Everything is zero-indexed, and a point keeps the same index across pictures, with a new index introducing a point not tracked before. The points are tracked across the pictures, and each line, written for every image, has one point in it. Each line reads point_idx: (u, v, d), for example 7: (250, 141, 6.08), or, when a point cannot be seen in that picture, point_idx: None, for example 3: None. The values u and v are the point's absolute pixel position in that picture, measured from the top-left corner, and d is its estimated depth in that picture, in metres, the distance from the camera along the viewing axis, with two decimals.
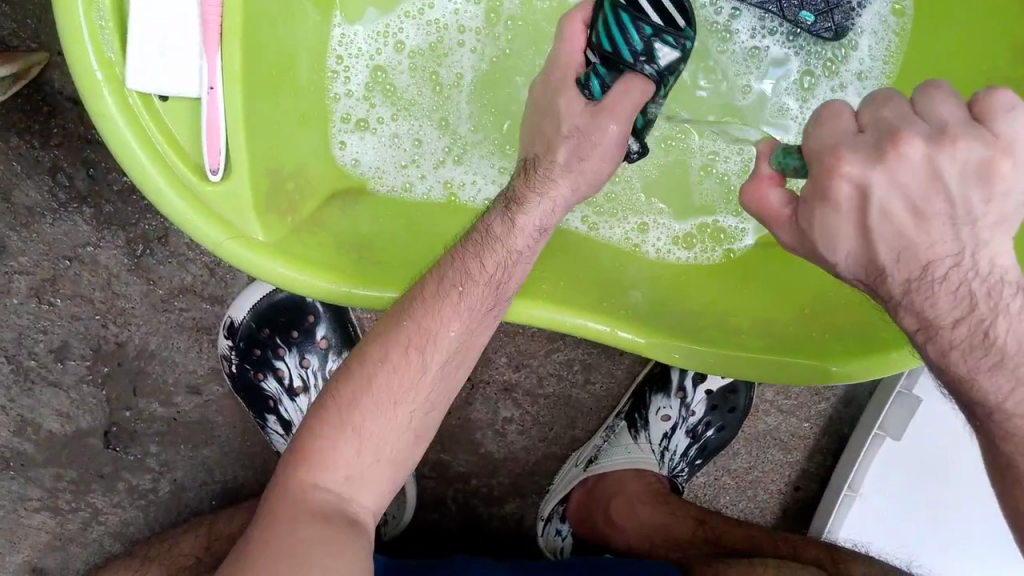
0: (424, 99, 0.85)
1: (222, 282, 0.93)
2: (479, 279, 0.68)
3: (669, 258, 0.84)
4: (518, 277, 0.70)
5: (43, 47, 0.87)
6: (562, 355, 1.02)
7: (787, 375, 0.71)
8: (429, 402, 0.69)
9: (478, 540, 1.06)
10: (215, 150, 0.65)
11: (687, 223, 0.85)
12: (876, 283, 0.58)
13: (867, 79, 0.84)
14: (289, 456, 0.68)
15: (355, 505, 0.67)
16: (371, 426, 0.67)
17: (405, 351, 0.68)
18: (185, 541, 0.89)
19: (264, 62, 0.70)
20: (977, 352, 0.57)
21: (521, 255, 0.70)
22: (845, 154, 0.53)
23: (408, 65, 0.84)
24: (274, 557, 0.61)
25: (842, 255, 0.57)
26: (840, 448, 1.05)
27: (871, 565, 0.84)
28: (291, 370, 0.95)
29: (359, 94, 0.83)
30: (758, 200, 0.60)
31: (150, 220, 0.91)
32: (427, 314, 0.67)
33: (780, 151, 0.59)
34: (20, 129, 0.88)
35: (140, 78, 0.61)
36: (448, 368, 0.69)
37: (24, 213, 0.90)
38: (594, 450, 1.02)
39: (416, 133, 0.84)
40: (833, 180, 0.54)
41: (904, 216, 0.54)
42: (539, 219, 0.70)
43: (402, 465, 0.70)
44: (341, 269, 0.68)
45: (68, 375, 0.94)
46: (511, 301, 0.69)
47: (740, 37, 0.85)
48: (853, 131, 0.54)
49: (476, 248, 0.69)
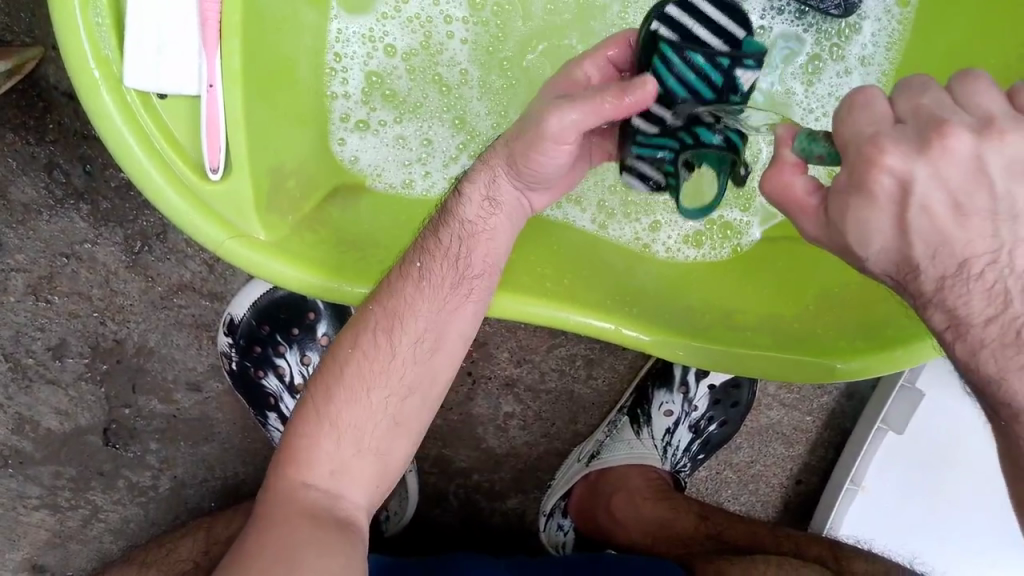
0: (431, 100, 0.84)
1: (221, 279, 0.92)
2: (439, 257, 0.68)
3: (679, 257, 0.83)
4: (486, 256, 0.69)
5: (37, 41, 0.86)
6: (564, 350, 1.02)
7: (791, 372, 0.71)
8: (403, 388, 0.68)
9: (480, 535, 1.06)
10: (215, 147, 0.63)
11: (696, 221, 0.83)
12: (906, 278, 0.52)
13: (871, 66, 0.83)
14: (279, 456, 0.68)
15: (345, 501, 0.67)
16: (347, 416, 0.67)
17: (373, 335, 0.68)
18: (183, 545, 0.88)
19: (263, 58, 0.69)
20: (1010, 349, 0.52)
21: (484, 231, 0.69)
22: (886, 144, 0.47)
23: (404, 68, 0.84)
24: (268, 553, 0.61)
25: (874, 250, 0.51)
26: (842, 441, 1.05)
27: (872, 563, 0.84)
28: (291, 368, 0.94)
29: (357, 97, 0.82)
30: (781, 188, 0.53)
31: (148, 217, 0.90)
32: (391, 296, 0.68)
33: (803, 135, 0.52)
34: (15, 124, 0.87)
35: (137, 75, 0.59)
36: (421, 351, 0.68)
37: (20, 209, 0.89)
38: (596, 445, 1.02)
39: (426, 132, 0.84)
40: (873, 173, 0.47)
41: (944, 212, 0.48)
42: (505, 204, 0.69)
43: (387, 456, 0.69)
44: (329, 260, 0.67)
45: (67, 373, 0.93)
46: (480, 279, 0.68)
47: (750, 15, 0.83)
48: (890, 120, 0.48)
49: (433, 228, 0.70)
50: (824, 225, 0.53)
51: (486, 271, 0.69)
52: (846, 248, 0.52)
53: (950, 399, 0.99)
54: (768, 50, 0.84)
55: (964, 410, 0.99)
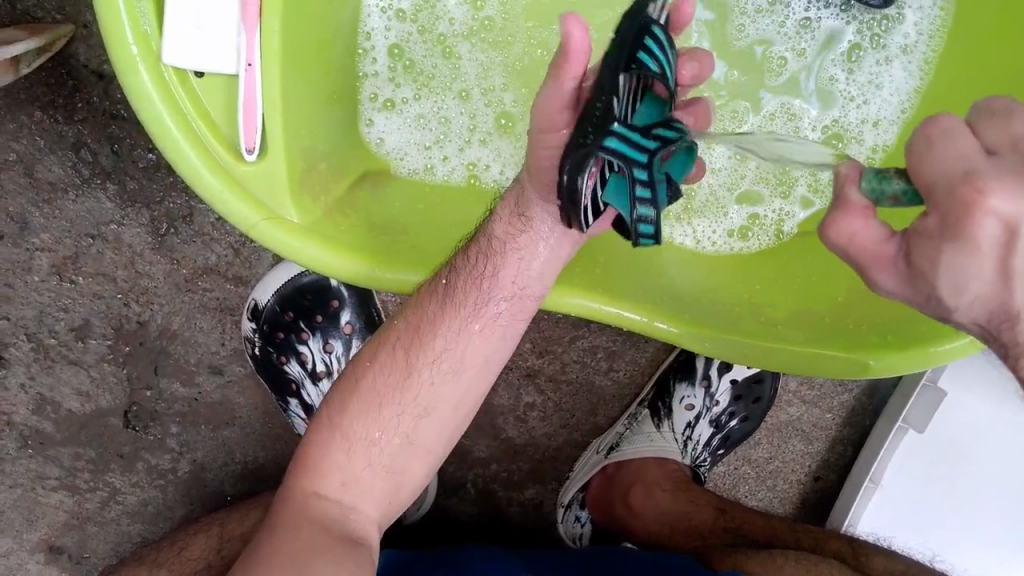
0: (443, 74, 0.83)
1: (247, 263, 0.92)
2: (465, 275, 0.67)
3: (727, 250, 0.84)
4: (516, 277, 0.68)
5: (68, 18, 0.85)
6: (586, 342, 1.02)
7: (828, 370, 0.70)
8: (420, 408, 0.68)
9: (498, 525, 1.05)
10: (252, 128, 0.63)
11: (740, 214, 0.85)
12: (999, 329, 0.50)
13: (913, 54, 0.82)
14: (294, 466, 0.69)
15: (358, 513, 0.66)
16: (360, 429, 0.67)
17: (393, 351, 0.69)
18: (195, 544, 0.85)
19: (305, 33, 0.68)
20: None
21: (513, 249, 0.67)
22: (986, 185, 0.44)
23: (416, 32, 0.82)
24: (281, 558, 0.60)
25: (966, 300, 0.48)
26: (862, 438, 1.04)
27: (892, 560, 0.83)
28: (314, 355, 0.95)
29: (384, 75, 0.82)
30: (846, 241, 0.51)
31: (175, 199, 0.90)
32: (417, 313, 0.68)
33: (872, 174, 0.51)
34: (43, 103, 0.87)
35: (177, 54, 0.59)
36: (441, 372, 0.68)
37: (47, 188, 0.89)
38: (617, 437, 1.02)
39: (438, 108, 0.83)
40: (974, 218, 0.44)
41: None
42: (538, 222, 0.67)
43: (402, 473, 0.68)
44: (360, 251, 0.67)
45: (89, 354, 0.93)
46: (508, 301, 0.69)
47: (793, 7, 0.83)
48: (989, 152, 0.46)
49: (463, 247, 0.68)
50: (906, 277, 0.50)
51: (514, 293, 0.68)
52: (933, 299, 0.49)
53: (972, 398, 0.99)
54: (812, 45, 0.84)
55: (984, 407, 0.99)
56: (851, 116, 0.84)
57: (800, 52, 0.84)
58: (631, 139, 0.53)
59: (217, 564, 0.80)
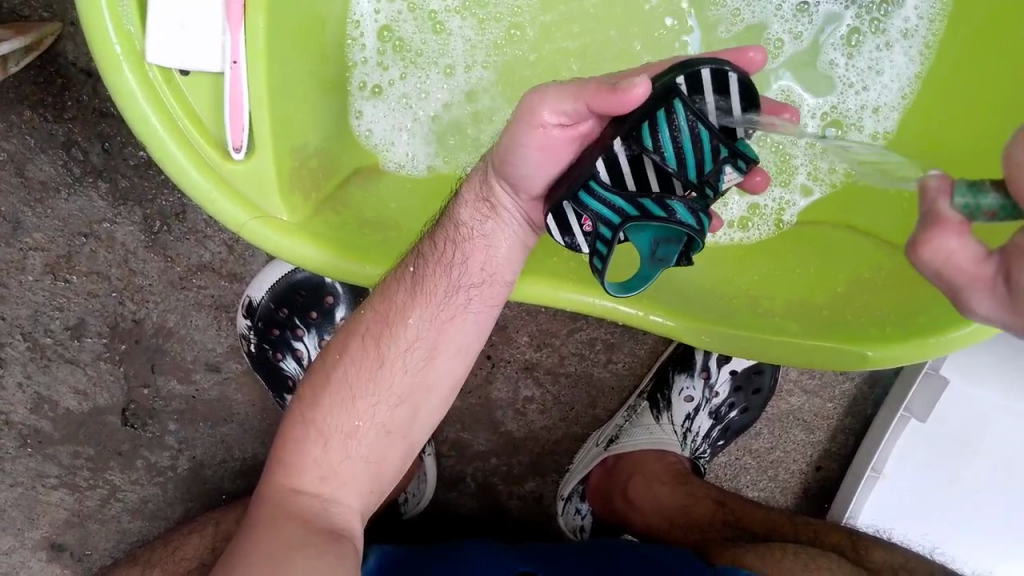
0: (431, 47, 0.82)
1: (241, 260, 0.91)
2: (433, 262, 0.66)
3: (726, 240, 0.83)
4: (485, 264, 0.67)
5: (55, 17, 0.84)
6: (585, 334, 1.01)
7: (825, 361, 0.69)
8: (394, 397, 0.67)
9: (498, 519, 1.05)
10: (238, 126, 0.62)
11: (741, 205, 0.83)
12: None
13: (913, 38, 0.80)
14: (273, 461, 0.68)
15: (339, 505, 0.66)
16: (335, 423, 0.66)
17: (362, 342, 0.68)
18: (189, 544, 0.85)
19: (293, 26, 0.68)
20: None
21: (479, 235, 0.66)
22: None
23: (408, 9, 0.81)
24: (260, 554, 0.61)
25: None
26: (864, 428, 1.04)
27: (891, 552, 0.83)
28: (309, 351, 0.94)
29: (374, 61, 0.81)
30: (942, 260, 0.44)
31: (167, 196, 0.89)
32: (385, 301, 0.67)
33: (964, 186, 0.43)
34: (32, 102, 0.86)
35: (161, 53, 0.58)
36: (414, 360, 0.67)
37: (39, 187, 0.88)
38: (616, 429, 1.02)
39: (420, 83, 0.82)
40: None
41: None
42: (507, 211, 0.65)
43: (380, 463, 0.68)
44: (341, 243, 0.66)
45: (86, 353, 0.93)
46: (478, 288, 0.67)
47: None
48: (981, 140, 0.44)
49: (432, 232, 0.68)
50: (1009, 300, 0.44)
51: (485, 280, 0.67)
52: None
53: (975, 389, 0.98)
54: (812, 27, 0.83)
55: (986, 397, 0.98)
56: (850, 103, 0.83)
57: (801, 36, 0.83)
58: (607, 198, 0.56)
59: (208, 562, 0.81)
